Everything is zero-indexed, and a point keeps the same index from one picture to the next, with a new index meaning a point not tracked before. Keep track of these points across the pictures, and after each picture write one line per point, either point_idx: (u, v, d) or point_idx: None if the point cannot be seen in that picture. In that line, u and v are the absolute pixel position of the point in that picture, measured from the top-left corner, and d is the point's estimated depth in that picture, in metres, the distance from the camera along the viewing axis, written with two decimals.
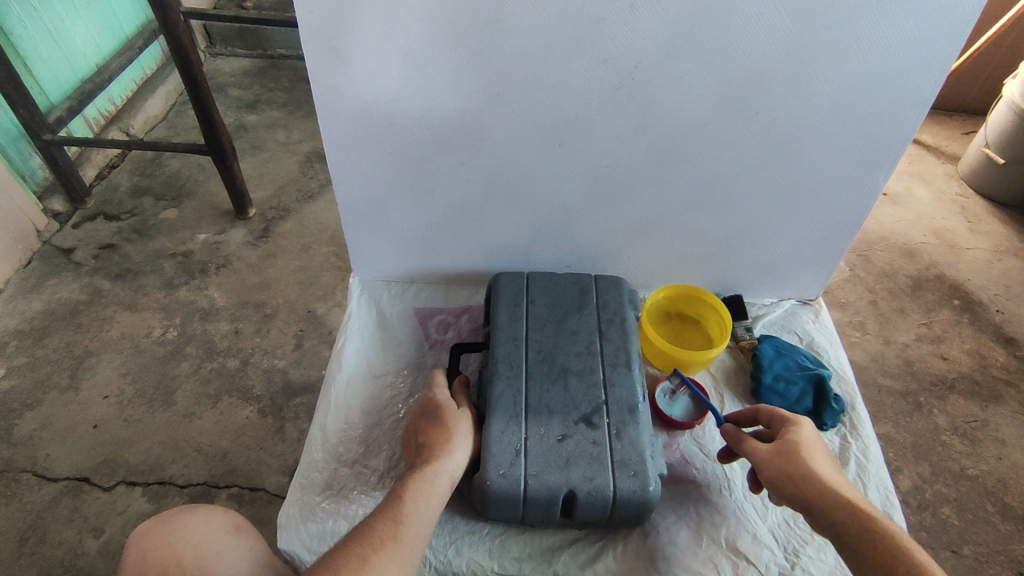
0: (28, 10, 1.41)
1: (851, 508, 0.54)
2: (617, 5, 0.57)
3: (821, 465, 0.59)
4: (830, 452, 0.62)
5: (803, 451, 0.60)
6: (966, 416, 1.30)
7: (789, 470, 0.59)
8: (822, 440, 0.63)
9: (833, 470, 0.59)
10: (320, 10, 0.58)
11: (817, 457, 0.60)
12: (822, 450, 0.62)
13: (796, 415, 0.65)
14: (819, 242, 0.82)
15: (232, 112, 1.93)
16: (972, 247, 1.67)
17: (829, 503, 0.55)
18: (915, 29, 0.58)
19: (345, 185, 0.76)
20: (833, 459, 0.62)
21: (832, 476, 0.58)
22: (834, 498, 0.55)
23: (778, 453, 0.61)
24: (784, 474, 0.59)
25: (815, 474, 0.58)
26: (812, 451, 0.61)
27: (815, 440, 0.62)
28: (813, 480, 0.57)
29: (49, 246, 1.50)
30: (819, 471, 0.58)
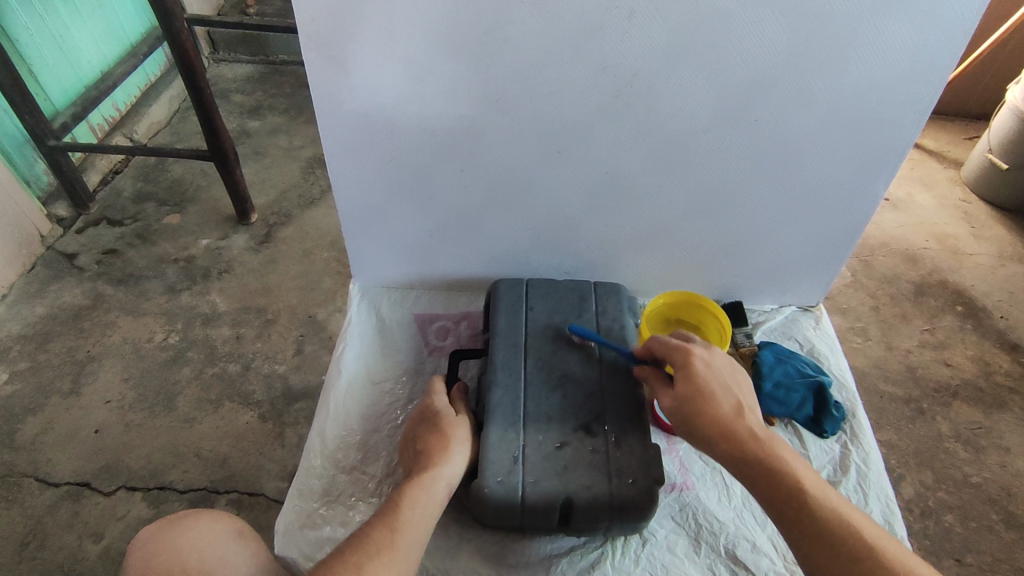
0: (33, 17, 1.42)
1: (754, 461, 0.56)
2: (615, 13, 0.58)
3: (720, 410, 0.58)
4: (727, 377, 0.61)
5: (700, 399, 0.59)
6: (969, 423, 1.30)
7: (692, 426, 0.59)
8: (714, 367, 0.61)
9: (734, 409, 0.59)
10: (320, 18, 0.59)
11: (715, 400, 0.59)
12: (719, 383, 0.60)
13: (684, 352, 0.62)
14: (820, 248, 0.82)
15: (235, 118, 1.94)
16: (974, 253, 1.66)
17: (734, 461, 0.57)
18: (914, 36, 0.58)
19: (345, 192, 0.76)
20: (733, 380, 0.61)
21: (733, 419, 0.58)
22: (737, 454, 0.57)
23: (679, 406, 0.60)
24: (690, 431, 0.59)
25: (717, 429, 0.58)
26: (709, 393, 0.59)
27: (709, 374, 0.60)
28: (715, 435, 0.58)
29: (52, 251, 1.51)
30: (719, 420, 0.58)
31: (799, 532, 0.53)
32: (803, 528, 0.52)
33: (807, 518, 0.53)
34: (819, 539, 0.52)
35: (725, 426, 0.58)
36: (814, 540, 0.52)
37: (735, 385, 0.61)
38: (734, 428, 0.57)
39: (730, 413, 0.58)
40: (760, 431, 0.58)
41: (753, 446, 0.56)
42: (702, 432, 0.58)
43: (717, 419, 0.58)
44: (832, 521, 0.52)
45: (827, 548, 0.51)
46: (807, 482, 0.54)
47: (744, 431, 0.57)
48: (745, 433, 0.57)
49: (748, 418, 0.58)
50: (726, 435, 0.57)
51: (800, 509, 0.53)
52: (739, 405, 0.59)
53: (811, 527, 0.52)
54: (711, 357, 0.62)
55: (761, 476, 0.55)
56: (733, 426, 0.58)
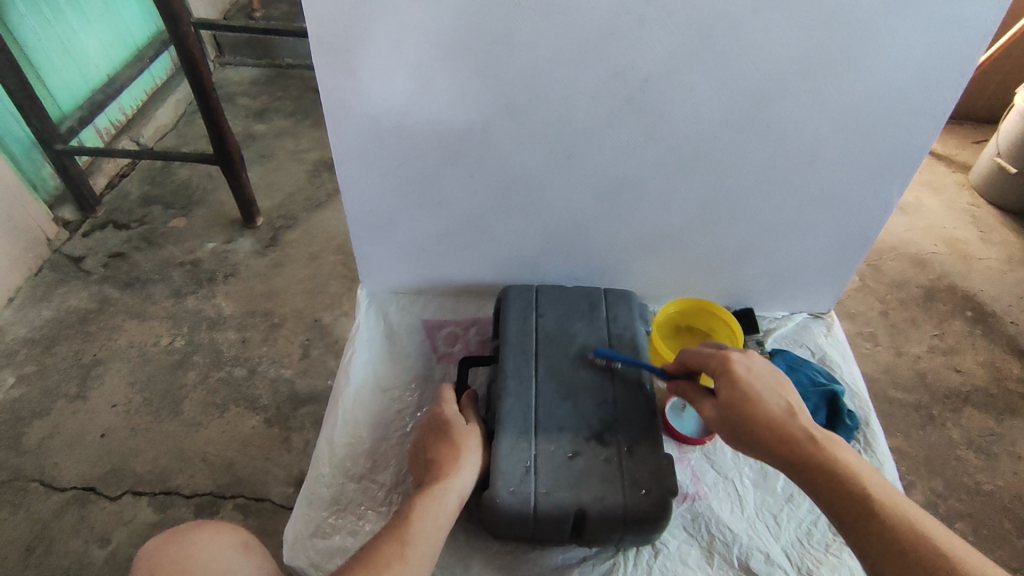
0: (41, 22, 1.43)
1: (811, 464, 0.53)
2: (627, 19, 0.57)
3: (769, 413, 0.56)
4: (768, 380, 0.59)
5: (747, 404, 0.57)
6: (980, 430, 1.28)
7: (740, 433, 0.57)
8: (754, 370, 0.60)
9: (779, 408, 0.57)
10: (330, 25, 0.58)
11: (762, 404, 0.57)
12: (764, 386, 0.58)
13: (722, 356, 0.61)
14: (832, 255, 0.81)
15: (241, 121, 1.94)
16: (984, 257, 1.65)
17: (790, 466, 0.54)
18: (930, 42, 0.58)
19: (353, 198, 0.76)
20: (777, 383, 0.59)
21: (784, 421, 0.56)
22: (792, 459, 0.54)
23: (725, 415, 0.58)
24: (739, 439, 0.57)
25: (767, 434, 0.56)
26: (754, 397, 0.57)
27: (751, 378, 0.59)
28: (764, 438, 0.56)
29: (59, 254, 1.51)
30: (767, 423, 0.56)
31: (867, 540, 0.49)
32: (871, 536, 0.49)
33: (874, 525, 0.49)
34: (886, 545, 0.48)
35: (775, 431, 0.55)
36: (882, 548, 0.49)
37: (778, 387, 0.59)
38: (786, 431, 0.55)
39: (780, 415, 0.56)
40: (815, 432, 0.55)
41: (807, 449, 0.54)
42: (752, 438, 0.56)
43: (768, 424, 0.56)
44: (899, 526, 0.49)
45: (897, 556, 0.48)
46: (871, 486, 0.52)
47: (797, 433, 0.55)
48: (800, 436, 0.55)
49: (800, 419, 0.56)
50: (780, 440, 0.55)
51: (866, 515, 0.50)
52: (787, 406, 0.57)
53: (879, 534, 0.49)
54: (750, 361, 0.60)
55: (820, 481, 0.53)
56: (785, 429, 0.55)
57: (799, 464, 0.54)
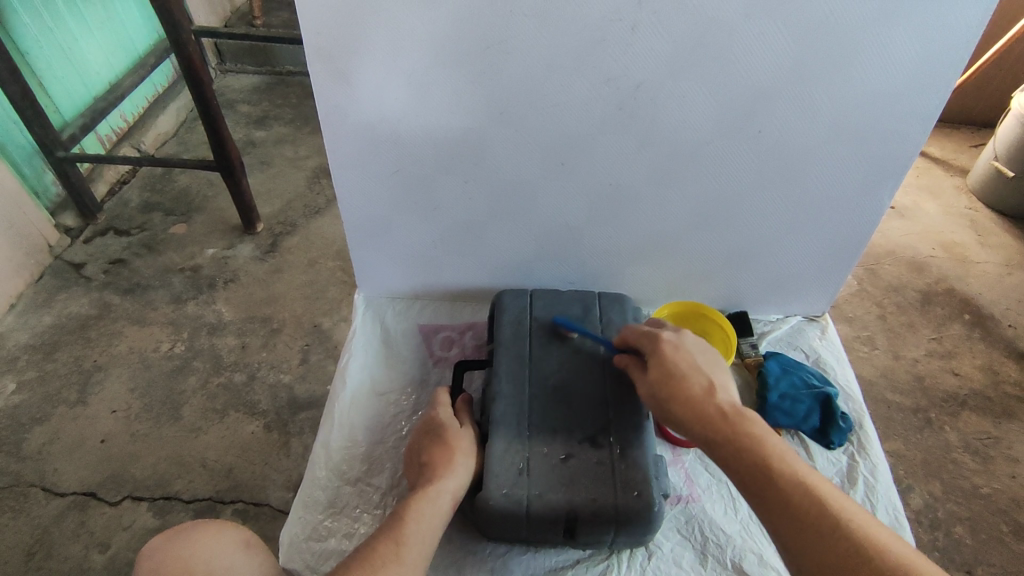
0: (44, 31, 1.44)
1: (721, 437, 0.56)
2: (618, 26, 0.58)
3: (689, 390, 0.59)
4: (695, 357, 0.62)
5: (670, 380, 0.60)
6: (978, 433, 1.28)
7: (663, 407, 0.60)
8: (681, 349, 0.62)
9: (698, 385, 0.59)
10: (325, 32, 0.59)
11: (684, 382, 0.60)
12: (688, 364, 0.61)
13: (655, 336, 0.64)
14: (824, 259, 0.81)
15: (241, 128, 1.95)
16: (981, 261, 1.65)
17: (703, 438, 0.57)
18: (918, 49, 0.59)
19: (349, 204, 0.77)
20: (707, 361, 0.62)
21: (700, 398, 0.58)
22: (703, 431, 0.57)
23: (653, 390, 0.62)
24: (663, 413, 0.60)
25: (686, 408, 0.58)
26: (678, 375, 0.60)
27: (677, 357, 0.62)
28: (682, 413, 0.58)
29: (60, 261, 1.52)
30: (686, 399, 0.59)
31: (766, 505, 0.52)
32: (770, 501, 0.52)
33: (774, 492, 0.52)
34: (782, 510, 0.51)
35: (694, 406, 0.58)
36: (779, 512, 0.51)
37: (705, 365, 0.61)
38: (701, 407, 0.58)
39: (698, 392, 0.59)
40: (728, 407, 0.58)
41: (718, 422, 0.56)
42: (673, 412, 0.59)
43: (686, 400, 0.58)
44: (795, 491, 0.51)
45: (790, 520, 0.51)
46: (776, 455, 0.54)
47: (711, 409, 0.57)
48: (713, 410, 0.57)
49: (718, 395, 0.58)
50: (694, 414, 0.58)
51: (766, 482, 0.53)
52: (708, 384, 0.59)
53: (775, 499, 0.52)
54: (682, 341, 0.64)
55: (728, 452, 0.55)
56: (700, 405, 0.58)
57: (712, 437, 0.56)
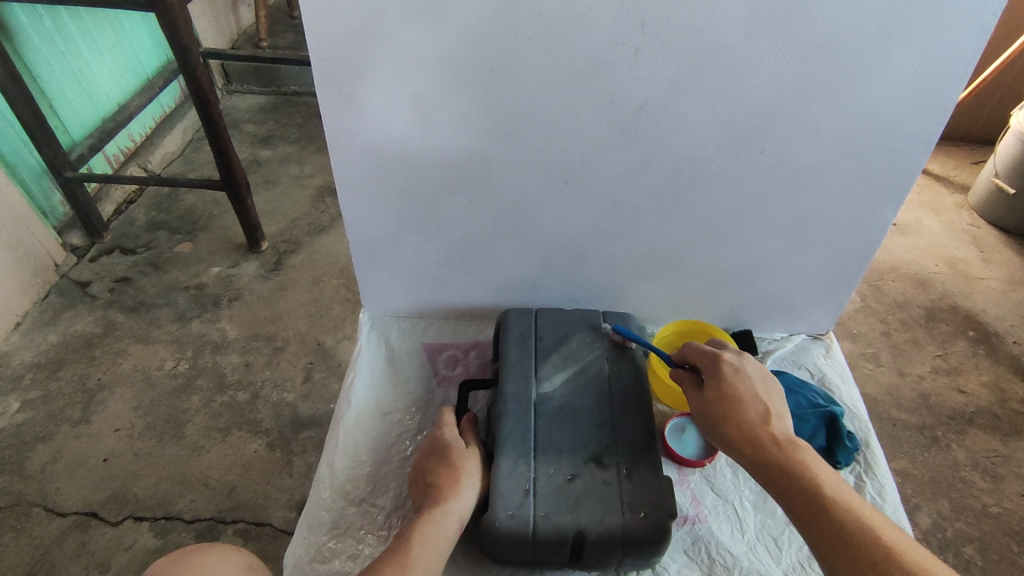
0: (55, 54, 1.47)
1: (774, 462, 0.57)
2: (622, 49, 0.59)
3: (747, 415, 0.60)
4: (758, 386, 0.63)
5: (727, 400, 0.62)
6: (986, 451, 1.27)
7: (718, 429, 0.61)
8: (749, 376, 0.63)
9: (755, 411, 0.61)
10: (333, 57, 0.61)
11: (743, 406, 0.61)
12: (747, 390, 0.62)
13: (716, 354, 0.66)
14: (828, 277, 0.81)
15: (247, 148, 1.98)
16: (985, 277, 1.65)
17: (755, 463, 0.58)
18: (917, 70, 0.59)
19: (355, 224, 0.77)
20: (764, 389, 0.63)
21: (757, 424, 0.60)
22: (754, 455, 0.58)
23: (707, 410, 0.63)
24: (716, 435, 0.62)
25: (740, 430, 0.60)
26: (736, 399, 0.62)
27: (736, 379, 0.63)
28: (737, 436, 0.60)
29: (65, 279, 1.53)
30: (742, 422, 0.60)
31: (817, 536, 0.52)
32: (817, 528, 0.53)
33: (825, 522, 0.52)
34: (837, 542, 0.51)
35: (749, 431, 0.59)
36: (831, 542, 0.51)
37: (767, 397, 0.62)
38: (756, 432, 0.59)
39: (755, 418, 0.60)
40: (782, 436, 0.59)
41: (771, 449, 0.58)
42: (727, 434, 0.60)
43: (739, 423, 0.60)
44: (845, 522, 0.52)
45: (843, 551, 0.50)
46: (828, 487, 0.54)
47: (766, 435, 0.59)
48: (767, 436, 0.58)
49: (773, 424, 0.60)
50: (750, 438, 0.59)
51: (815, 511, 0.53)
52: (765, 412, 0.61)
53: (827, 530, 0.52)
54: (743, 365, 0.65)
55: (778, 477, 0.56)
56: (754, 429, 0.59)
57: (764, 461, 0.58)
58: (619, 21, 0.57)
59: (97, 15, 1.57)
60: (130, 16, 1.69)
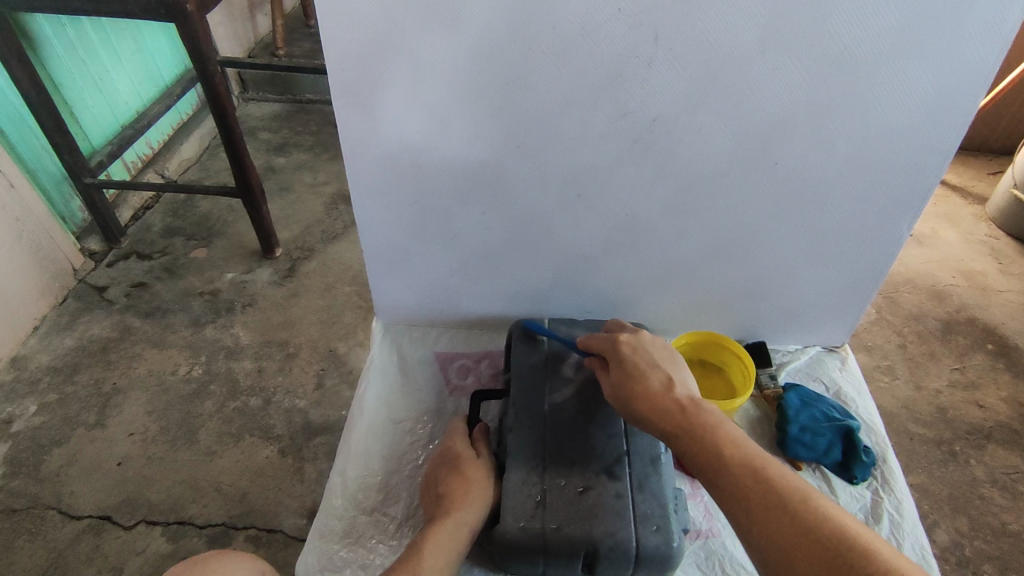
0: (77, 63, 1.50)
1: (679, 426, 0.57)
2: (636, 61, 0.59)
3: (649, 387, 0.60)
4: (657, 358, 0.64)
5: (630, 379, 0.62)
6: (1005, 467, 1.25)
7: (625, 405, 0.61)
8: (645, 351, 0.64)
9: (655, 383, 0.61)
10: (349, 69, 0.61)
11: (644, 378, 0.61)
12: (648, 363, 0.63)
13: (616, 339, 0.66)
14: (843, 289, 0.81)
15: (262, 155, 2.00)
16: (1003, 290, 1.63)
17: (662, 431, 0.58)
18: (933, 82, 0.59)
19: (369, 234, 0.78)
20: (665, 359, 0.64)
21: (660, 393, 0.59)
22: (661, 423, 0.58)
23: (615, 392, 0.63)
24: (624, 412, 0.62)
25: (644, 403, 0.60)
26: (638, 373, 0.62)
27: (636, 358, 0.64)
28: (643, 409, 0.59)
29: (83, 284, 1.55)
30: (645, 396, 0.60)
31: (723, 496, 0.52)
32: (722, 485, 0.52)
33: (727, 478, 0.52)
34: (736, 496, 0.51)
35: (653, 401, 0.59)
36: (732, 498, 0.51)
37: (670, 368, 0.63)
38: (661, 400, 0.59)
39: (657, 388, 0.60)
40: (686, 400, 0.59)
41: (675, 413, 0.57)
42: (633, 409, 0.60)
43: (645, 397, 0.60)
44: (746, 475, 0.52)
45: (744, 504, 0.50)
46: (731, 443, 0.54)
47: (670, 402, 0.58)
48: (670, 403, 0.58)
49: (676, 390, 0.60)
50: (653, 406, 0.59)
51: (718, 466, 0.53)
52: (667, 380, 0.61)
53: (729, 486, 0.52)
54: (639, 343, 0.65)
55: (681, 440, 0.56)
56: (660, 396, 0.59)
57: (671, 428, 0.57)
58: (632, 35, 0.57)
59: (117, 23, 1.60)
60: (150, 24, 1.71)
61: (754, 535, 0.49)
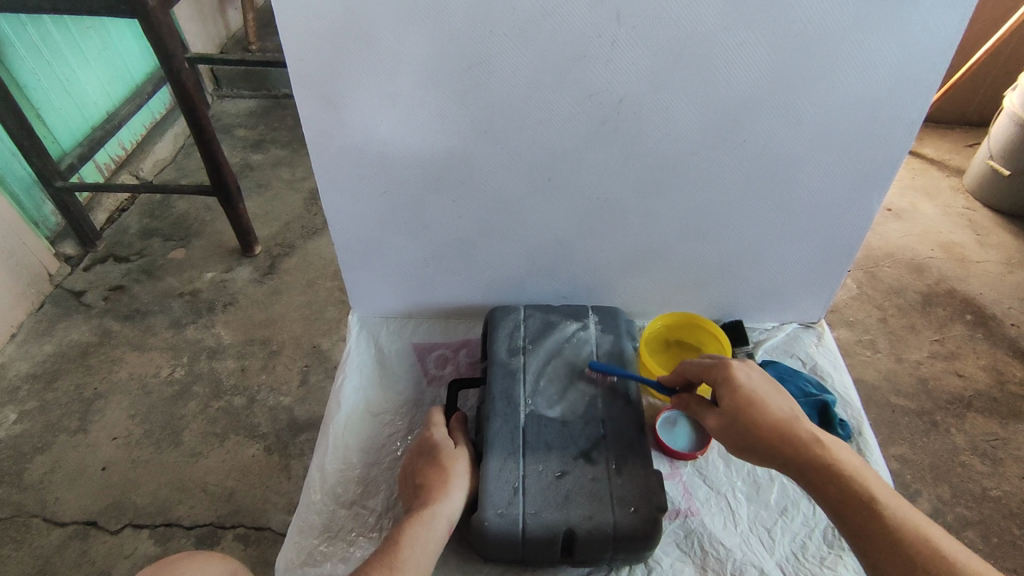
0: (41, 64, 1.47)
1: (816, 470, 0.54)
2: (599, 42, 0.58)
3: (774, 418, 0.57)
4: (769, 385, 0.61)
5: (751, 409, 0.58)
6: (985, 435, 1.27)
7: (745, 437, 0.58)
8: (755, 377, 0.61)
9: (781, 412, 0.58)
10: (310, 60, 0.60)
11: (766, 409, 0.58)
12: (767, 393, 0.59)
13: (725, 360, 0.63)
14: (814, 266, 0.81)
15: (238, 152, 1.97)
16: (981, 260, 1.64)
17: (793, 467, 0.55)
18: (895, 54, 0.59)
19: (339, 226, 0.77)
20: (776, 391, 0.60)
21: (789, 425, 0.57)
22: (790, 456, 0.55)
23: (730, 420, 0.59)
24: (743, 448, 0.58)
25: (769, 435, 0.57)
26: (759, 403, 0.58)
27: (753, 385, 0.60)
28: (769, 441, 0.56)
29: (60, 289, 1.53)
30: (771, 427, 0.57)
31: (868, 539, 0.50)
32: (867, 527, 0.50)
33: (877, 527, 0.50)
34: (889, 545, 0.49)
35: (779, 432, 0.56)
36: (886, 553, 0.49)
37: (784, 398, 0.60)
38: (788, 433, 0.56)
39: (783, 419, 0.57)
40: (815, 435, 0.56)
41: (808, 450, 0.55)
42: (758, 442, 0.57)
43: (771, 427, 0.57)
44: (900, 533, 0.49)
45: (897, 553, 0.48)
46: (878, 493, 0.52)
47: (799, 435, 0.56)
48: (800, 437, 0.56)
49: (802, 423, 0.57)
50: (784, 440, 0.56)
51: (863, 510, 0.51)
52: (791, 412, 0.58)
53: (876, 528, 0.50)
54: (750, 369, 0.62)
55: (817, 478, 0.54)
56: (789, 430, 0.56)
57: (803, 463, 0.55)
58: (594, 14, 0.57)
59: (82, 23, 1.57)
60: (116, 23, 1.68)
61: None
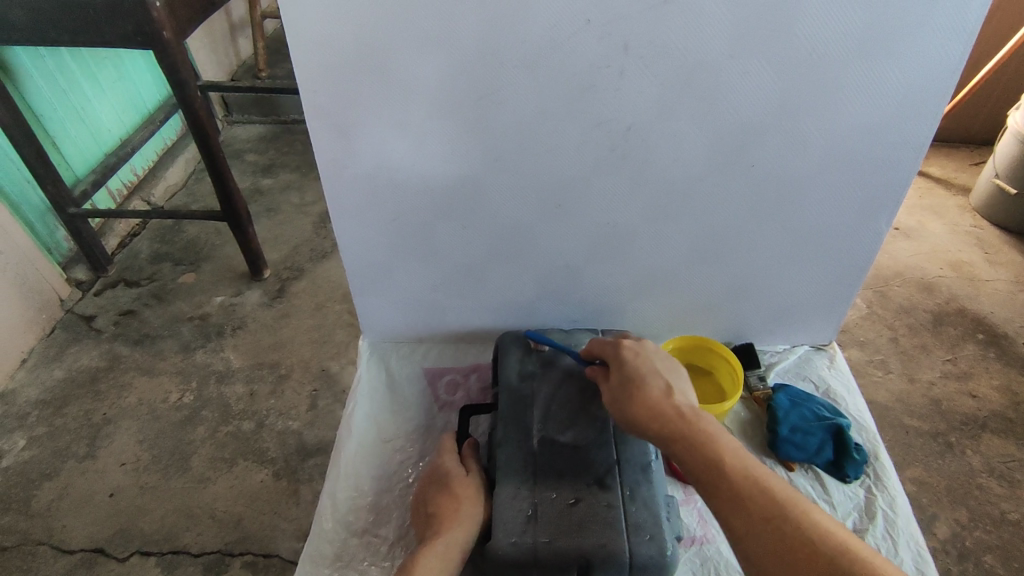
0: (57, 93, 1.50)
1: (674, 435, 0.57)
2: (607, 71, 0.60)
3: (650, 392, 0.61)
4: (656, 363, 0.64)
5: (633, 383, 0.62)
6: (1002, 457, 1.25)
7: (623, 410, 0.61)
8: (643, 355, 0.65)
9: (655, 388, 0.61)
10: (322, 92, 0.62)
11: (645, 385, 0.61)
12: (649, 370, 0.63)
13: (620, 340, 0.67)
14: (824, 288, 0.81)
15: (248, 177, 2.00)
16: (991, 279, 1.64)
17: (660, 436, 0.58)
18: (898, 81, 0.60)
19: (351, 252, 0.78)
20: (663, 367, 0.64)
21: (660, 398, 0.60)
22: (658, 427, 0.58)
23: (616, 393, 0.63)
24: (624, 418, 0.61)
25: (641, 407, 0.60)
26: (639, 379, 0.62)
27: (639, 363, 0.64)
28: (640, 413, 0.60)
29: (71, 314, 1.54)
30: (644, 399, 0.60)
31: (716, 498, 0.53)
32: (718, 490, 0.53)
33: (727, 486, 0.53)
34: (735, 503, 0.52)
35: (650, 406, 0.59)
36: (732, 508, 0.52)
37: (669, 374, 0.63)
38: (659, 408, 0.59)
39: (657, 394, 0.60)
40: (685, 408, 0.59)
41: (673, 421, 0.58)
42: (631, 415, 0.60)
43: (644, 402, 0.60)
44: (746, 486, 0.52)
45: (741, 509, 0.51)
46: (733, 458, 0.54)
47: (668, 409, 0.59)
48: (669, 410, 0.58)
49: (675, 398, 0.60)
50: (651, 412, 0.59)
51: (717, 474, 0.54)
52: (666, 387, 0.61)
53: (726, 491, 0.52)
54: (641, 348, 0.66)
55: (680, 447, 0.56)
56: (660, 404, 0.59)
57: (666, 434, 0.58)
58: (603, 46, 0.58)
59: (97, 54, 1.60)
60: (130, 53, 1.72)
61: (750, 541, 0.50)
